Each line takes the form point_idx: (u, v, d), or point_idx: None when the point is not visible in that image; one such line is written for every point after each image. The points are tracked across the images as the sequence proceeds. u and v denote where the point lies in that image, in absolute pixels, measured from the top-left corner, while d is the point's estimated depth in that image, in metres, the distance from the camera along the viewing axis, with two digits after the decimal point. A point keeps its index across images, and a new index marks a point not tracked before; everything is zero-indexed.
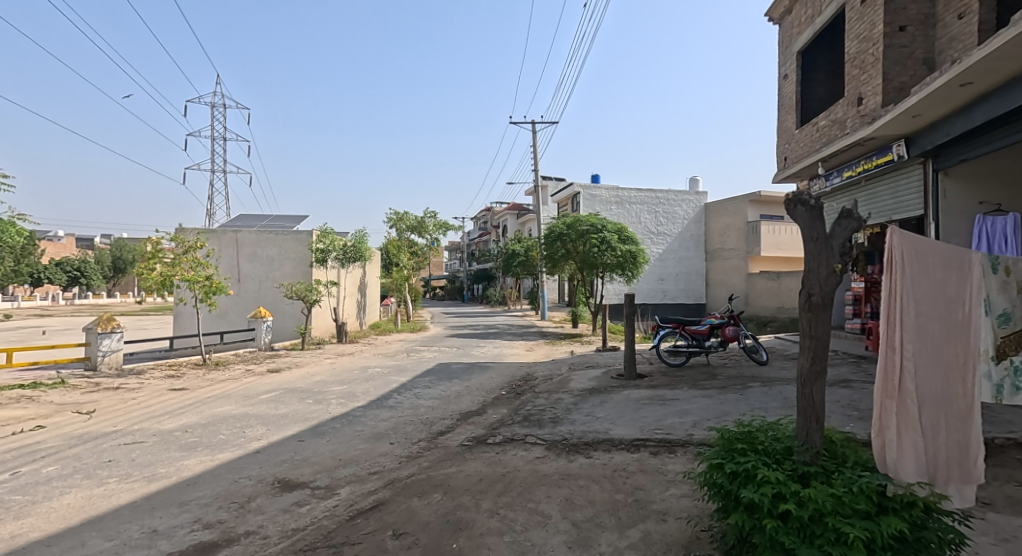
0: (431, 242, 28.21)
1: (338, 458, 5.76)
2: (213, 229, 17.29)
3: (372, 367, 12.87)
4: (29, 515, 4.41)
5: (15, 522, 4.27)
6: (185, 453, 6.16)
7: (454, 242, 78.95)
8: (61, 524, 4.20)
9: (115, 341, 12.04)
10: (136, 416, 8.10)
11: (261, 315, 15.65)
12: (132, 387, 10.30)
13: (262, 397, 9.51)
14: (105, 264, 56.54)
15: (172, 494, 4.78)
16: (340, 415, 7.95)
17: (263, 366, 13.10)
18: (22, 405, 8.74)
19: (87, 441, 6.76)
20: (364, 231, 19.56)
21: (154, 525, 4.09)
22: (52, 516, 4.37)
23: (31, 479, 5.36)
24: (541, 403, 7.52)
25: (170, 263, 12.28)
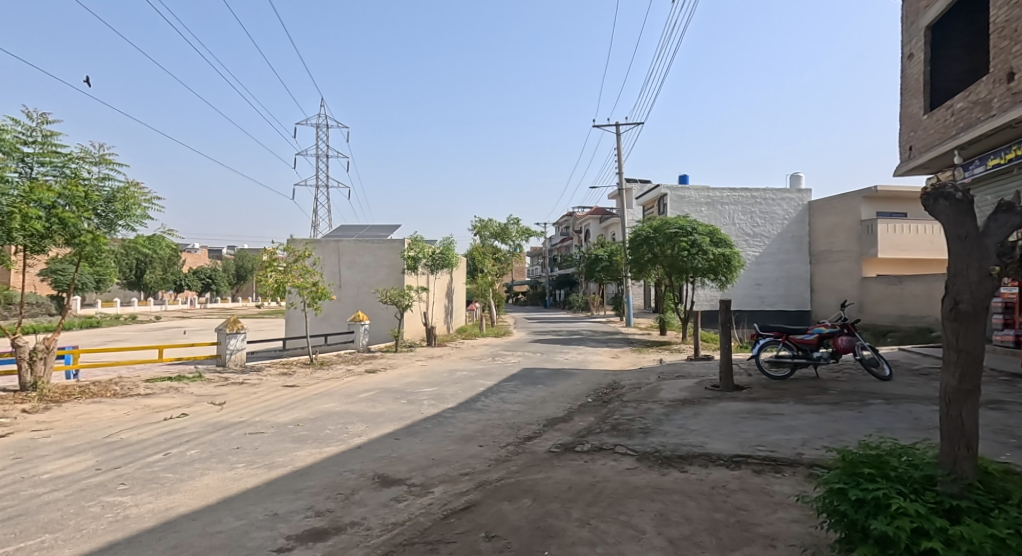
0: (515, 248, 28.59)
1: (430, 457, 5.98)
2: (318, 239, 18.74)
3: (459, 370, 13.28)
4: (178, 491, 5.02)
5: (167, 496, 4.88)
6: (297, 444, 6.69)
7: (537, 248, 79.36)
8: (201, 501, 4.72)
9: (241, 341, 13.36)
10: (258, 409, 8.92)
11: (360, 319, 16.66)
12: (253, 383, 11.36)
13: (360, 396, 10.08)
14: (231, 273, 63.21)
15: (288, 482, 5.20)
16: (432, 416, 8.24)
17: (362, 366, 13.94)
18: (169, 395, 9.95)
19: (219, 429, 7.57)
20: (452, 239, 20.13)
21: (274, 509, 4.46)
22: (194, 494, 4.92)
23: (178, 459, 6.09)
24: (630, 412, 7.34)
25: (283, 271, 13.40)
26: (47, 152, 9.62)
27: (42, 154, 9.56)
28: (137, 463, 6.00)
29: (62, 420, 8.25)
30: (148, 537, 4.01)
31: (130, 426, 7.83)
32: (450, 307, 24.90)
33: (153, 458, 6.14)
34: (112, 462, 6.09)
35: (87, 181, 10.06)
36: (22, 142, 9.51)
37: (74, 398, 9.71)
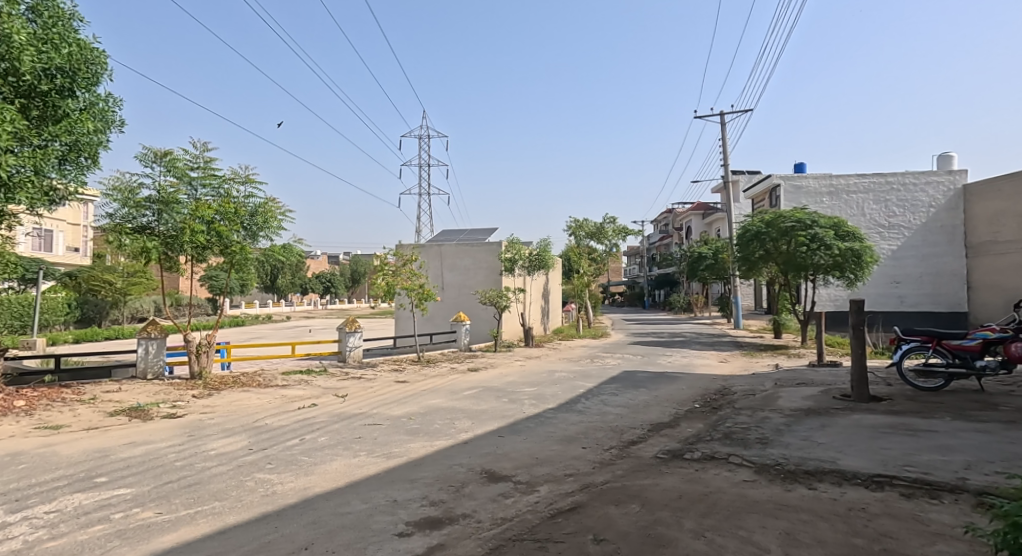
0: (611, 247, 27.99)
1: (534, 456, 6.03)
2: (422, 243, 19.71)
3: (559, 370, 13.28)
4: (312, 474, 5.54)
5: (303, 478, 5.40)
6: (410, 436, 7.07)
7: (635, 246, 77.24)
8: (330, 484, 5.16)
9: (358, 339, 14.40)
10: (374, 402, 9.57)
11: (461, 319, 17.26)
12: (368, 377, 12.20)
13: (465, 393, 10.43)
14: (346, 276, 68.51)
15: (403, 471, 5.51)
16: (534, 416, 8.30)
17: (464, 365, 14.42)
18: (300, 387, 11.00)
19: (343, 419, 8.23)
20: (548, 240, 20.15)
21: (393, 496, 4.76)
22: (325, 477, 5.40)
23: (310, 445, 6.73)
24: (745, 421, 6.87)
25: (393, 274, 14.23)
26: (207, 175, 11.05)
27: (204, 177, 11.02)
28: (278, 446, 6.72)
29: (219, 406, 9.48)
30: (288, 512, 4.48)
31: (270, 413, 8.79)
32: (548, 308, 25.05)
33: (291, 443, 6.84)
34: (259, 444, 6.89)
35: (236, 199, 11.42)
36: (189, 168, 11.02)
37: (228, 386, 11.11)
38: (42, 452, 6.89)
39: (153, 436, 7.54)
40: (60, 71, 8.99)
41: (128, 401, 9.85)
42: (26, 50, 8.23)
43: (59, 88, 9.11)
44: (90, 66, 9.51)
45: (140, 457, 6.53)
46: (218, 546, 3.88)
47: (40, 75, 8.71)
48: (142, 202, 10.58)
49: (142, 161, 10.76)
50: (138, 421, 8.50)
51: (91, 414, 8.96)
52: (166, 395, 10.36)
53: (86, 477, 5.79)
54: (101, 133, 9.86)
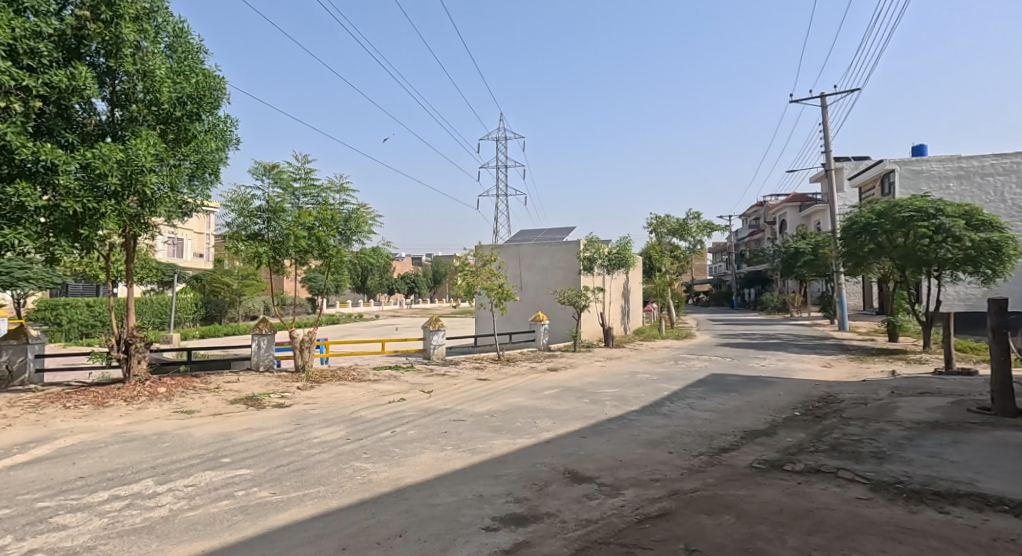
0: (695, 244, 26.84)
1: (619, 459, 5.87)
2: (501, 244, 19.97)
3: (641, 372, 12.90)
4: (402, 466, 5.76)
5: (394, 470, 5.64)
6: (493, 434, 7.16)
7: (722, 243, 73.54)
8: (419, 477, 5.34)
9: (442, 337, 14.83)
10: (458, 398, 9.81)
11: (540, 319, 17.25)
12: (451, 375, 12.51)
13: (545, 392, 10.41)
14: (428, 276, 70.97)
15: (488, 468, 5.59)
16: (617, 417, 8.11)
17: (544, 364, 14.41)
18: (388, 382, 11.51)
19: (430, 414, 8.51)
20: (628, 238, 19.69)
21: (478, 492, 4.83)
22: (414, 470, 5.60)
23: (400, 437, 7.02)
24: (854, 432, 6.28)
25: (473, 274, 14.50)
26: (307, 186, 11.84)
27: (305, 188, 11.82)
28: (370, 438, 7.08)
29: (320, 397, 10.16)
30: (383, 501, 4.75)
31: (364, 405, 9.30)
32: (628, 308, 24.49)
33: (383, 435, 7.19)
34: (356, 434, 7.32)
35: (332, 207, 12.16)
36: (292, 179, 11.86)
37: (326, 380, 11.89)
38: (179, 433, 7.83)
39: (263, 424, 8.24)
40: (191, 98, 10.42)
41: (245, 391, 10.85)
42: (165, 82, 9.86)
43: (189, 113, 10.56)
44: (213, 92, 10.84)
45: (254, 442, 7.17)
46: (323, 528, 4.23)
47: (175, 102, 10.20)
48: (254, 212, 11.53)
49: (253, 175, 11.70)
50: (254, 409, 9.35)
51: (216, 401, 9.99)
52: (275, 386, 11.29)
53: (212, 458, 6.46)
54: (222, 151, 11.15)
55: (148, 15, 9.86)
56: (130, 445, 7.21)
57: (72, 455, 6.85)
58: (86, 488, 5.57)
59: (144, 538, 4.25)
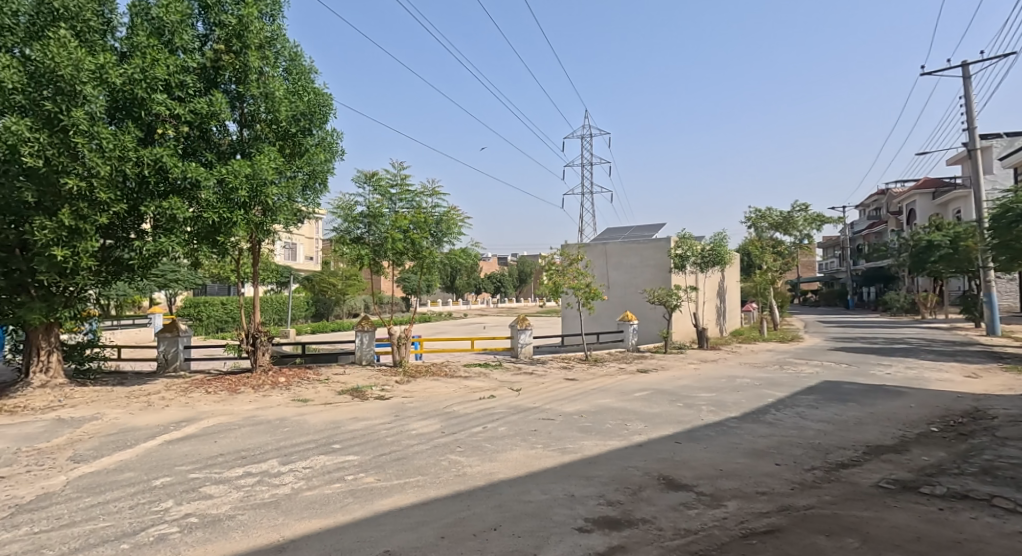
0: (802, 239, 24.80)
1: (719, 467, 5.50)
2: (588, 243, 19.66)
3: (740, 376, 12.08)
4: (494, 461, 5.82)
5: (487, 465, 5.70)
6: (583, 434, 7.02)
7: (832, 238, 67.39)
8: (512, 474, 5.35)
9: (528, 336, 14.85)
10: (547, 397, 9.75)
11: (628, 319, 16.73)
12: (539, 374, 12.48)
13: (635, 394, 10.05)
14: (515, 276, 71.76)
15: (579, 468, 5.47)
16: (715, 424, 7.63)
17: (634, 365, 13.97)
18: (478, 379, 11.70)
19: (520, 411, 8.54)
20: (724, 233, 18.59)
21: (570, 492, 4.74)
22: (506, 466, 5.63)
23: (492, 433, 7.11)
24: (1007, 455, 5.39)
25: (560, 273, 14.35)
26: (403, 191, 12.35)
27: (401, 193, 12.35)
28: (463, 432, 7.23)
29: (416, 391, 10.56)
30: (478, 493, 4.83)
31: (457, 401, 9.52)
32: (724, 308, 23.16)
33: (476, 430, 7.31)
34: (451, 428, 7.50)
35: (425, 210, 12.61)
36: (390, 185, 12.44)
37: (421, 375, 12.35)
38: (296, 418, 8.50)
39: (367, 414, 8.72)
40: (303, 115, 11.34)
41: (351, 382, 11.57)
42: (283, 102, 10.72)
43: (302, 129, 11.49)
44: (322, 108, 11.69)
45: (360, 430, 7.60)
46: (423, 516, 4.37)
47: (291, 120, 11.12)
48: (357, 217, 12.21)
49: (355, 183, 12.42)
50: (358, 399, 9.93)
51: (326, 391, 10.74)
52: (376, 379, 11.93)
53: (326, 443, 6.95)
54: (330, 162, 11.98)
55: (268, 43, 10.88)
56: (258, 428, 7.95)
57: (212, 434, 7.69)
58: (226, 463, 6.23)
59: (272, 512, 4.68)
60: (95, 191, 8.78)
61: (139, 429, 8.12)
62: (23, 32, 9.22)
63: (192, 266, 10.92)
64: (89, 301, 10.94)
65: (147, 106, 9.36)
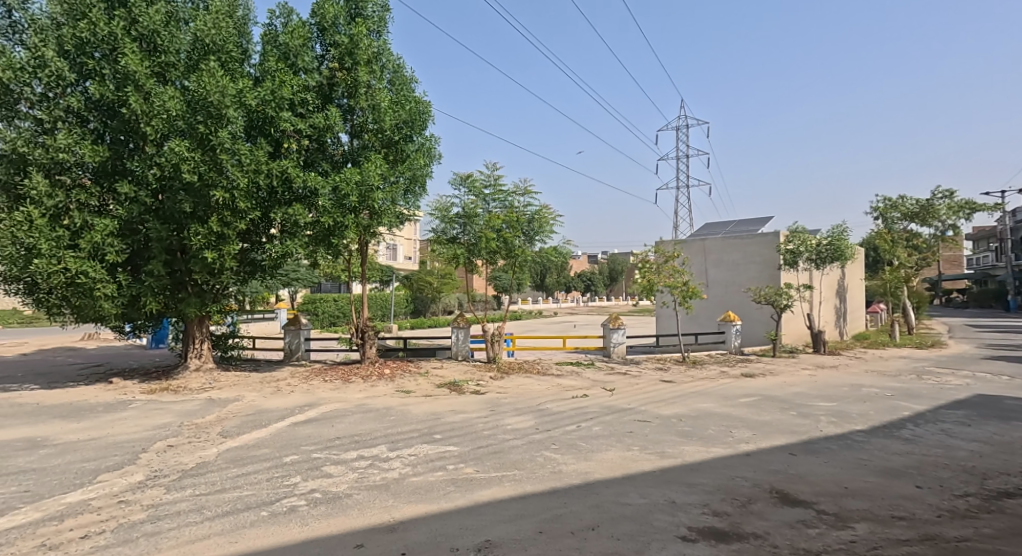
0: (944, 230, 21.71)
1: (843, 485, 4.91)
2: (685, 239, 18.63)
3: (866, 385, 10.81)
4: (590, 461, 5.67)
5: (582, 464, 5.57)
6: (683, 439, 6.62)
7: (980, 230, 58.68)
8: (608, 475, 5.17)
9: (621, 336, 14.41)
10: (643, 399, 9.36)
11: (731, 319, 15.80)
12: (634, 375, 12.04)
13: (740, 400, 9.36)
14: (605, 274, 70.38)
15: (680, 474, 5.16)
16: (836, 436, 6.86)
17: (738, 369, 13.04)
18: (571, 378, 11.55)
19: (615, 412, 8.27)
20: (844, 226, 16.78)
21: (672, 498, 4.48)
22: (602, 466, 5.46)
23: (586, 432, 6.94)
24: None
25: (654, 271, 13.79)
26: (496, 191, 12.51)
27: (495, 194, 12.51)
28: (558, 430, 7.13)
29: (510, 388, 10.63)
30: (575, 491, 4.73)
31: (550, 398, 9.45)
32: (844, 310, 20.93)
33: (570, 428, 7.19)
34: (545, 425, 7.44)
35: (518, 209, 12.70)
36: (484, 186, 12.65)
37: (515, 372, 12.45)
38: (401, 408, 8.92)
39: (465, 407, 8.93)
40: (405, 123, 11.82)
41: (450, 376, 11.94)
42: (388, 112, 11.25)
43: (405, 137, 12.01)
44: (422, 115, 12.15)
45: (459, 422, 7.78)
46: (521, 510, 4.36)
47: (395, 128, 11.62)
48: (454, 218, 12.54)
49: (452, 185, 12.84)
50: (456, 393, 10.21)
51: (426, 383, 11.17)
52: (472, 374, 12.20)
53: (428, 433, 7.20)
54: (429, 166, 12.44)
55: (375, 58, 11.54)
56: (368, 415, 8.43)
57: (330, 419, 8.29)
58: (342, 446, 6.67)
59: (382, 494, 4.93)
60: (236, 202, 9.82)
61: (270, 411, 8.98)
62: (183, 66, 10.48)
63: (311, 268, 11.74)
64: (232, 297, 12.28)
65: (276, 123, 10.43)
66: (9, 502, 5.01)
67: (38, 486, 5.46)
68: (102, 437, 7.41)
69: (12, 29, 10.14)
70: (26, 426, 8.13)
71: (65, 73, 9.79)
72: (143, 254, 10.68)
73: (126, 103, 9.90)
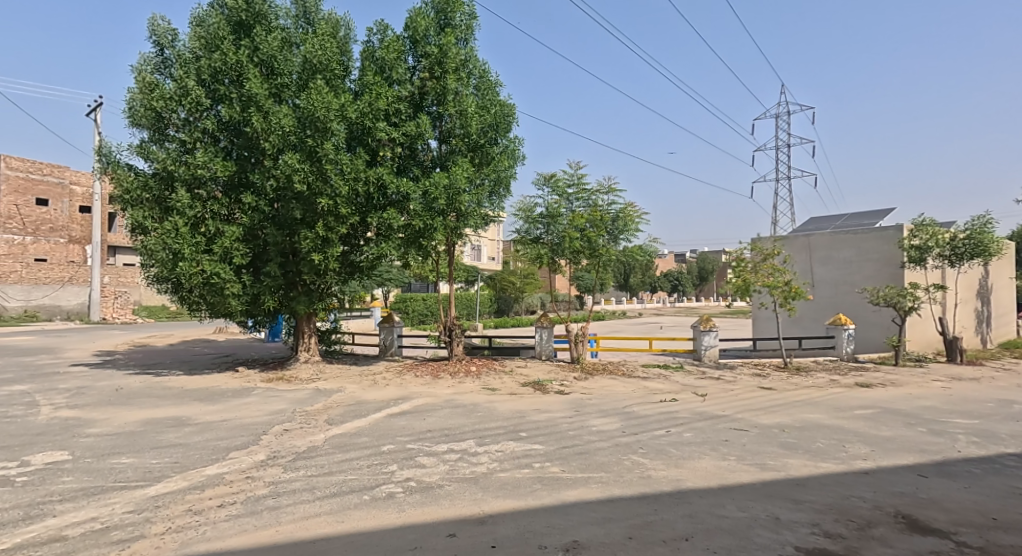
0: None
1: (990, 515, 4.16)
2: (787, 236, 17.28)
3: (1015, 402, 9.23)
4: (682, 468, 5.31)
5: (674, 470, 5.24)
6: (787, 451, 6.00)
7: None
8: (702, 484, 4.83)
9: (712, 338, 13.51)
10: (739, 406, 8.64)
11: (842, 322, 14.38)
12: (728, 380, 11.19)
13: (854, 412, 8.33)
14: (694, 274, 67.18)
15: (785, 489, 4.68)
16: (978, 459, 5.86)
17: (851, 378, 11.70)
18: (660, 381, 10.97)
19: (708, 418, 7.69)
20: (989, 217, 14.47)
21: (775, 514, 4.08)
22: (695, 474, 5.12)
23: (677, 438, 6.52)
24: None
25: (751, 270, 12.78)
26: (581, 190, 12.22)
27: (579, 193, 12.23)
28: (646, 434, 6.75)
29: (596, 389, 10.27)
30: (667, 498, 4.43)
31: (636, 401, 9.01)
32: (986, 314, 18.18)
33: (660, 433, 6.79)
34: (632, 428, 7.07)
35: (601, 208, 12.33)
36: (567, 185, 12.41)
37: (600, 373, 12.07)
38: (486, 405, 8.92)
39: (551, 407, 8.74)
40: (491, 126, 11.91)
41: (534, 375, 11.81)
42: (474, 116, 11.36)
43: (490, 139, 12.09)
44: (506, 118, 12.15)
45: (545, 422, 7.61)
46: (609, 512, 4.17)
47: (481, 131, 11.71)
48: (537, 218, 12.39)
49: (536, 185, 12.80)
50: (541, 392, 10.05)
51: (512, 382, 11.12)
52: (556, 374, 11.99)
53: (514, 430, 7.10)
54: (513, 168, 12.39)
55: (462, 65, 11.71)
56: (456, 411, 8.50)
57: (422, 412, 8.47)
58: (433, 438, 6.77)
59: (473, 487, 4.91)
60: (339, 208, 10.34)
61: (369, 402, 9.36)
62: (294, 86, 11.24)
63: (404, 269, 12.08)
64: (335, 296, 12.96)
65: (373, 133, 10.89)
66: (162, 471, 5.64)
67: (185, 459, 6.08)
68: (234, 419, 8.12)
69: (164, 65, 11.73)
70: (173, 406, 9.13)
71: (202, 98, 10.91)
72: (262, 258, 11.56)
73: (249, 122, 10.84)
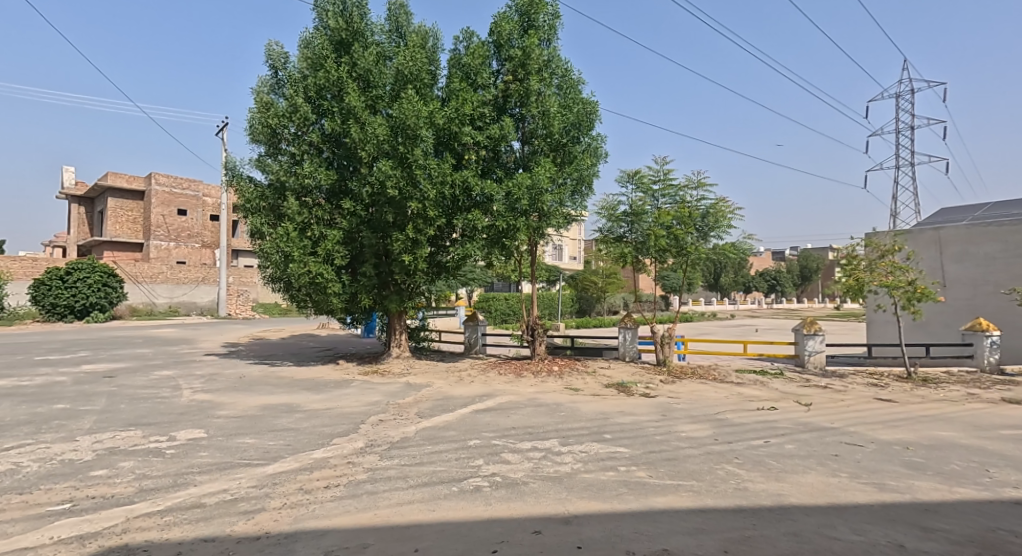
0: None
1: None
2: (910, 230, 13.85)
3: None
4: (785, 481, 4.01)
5: (771, 482, 3.96)
6: (912, 472, 4.36)
7: None
8: (807, 501, 3.58)
9: (819, 343, 11.15)
10: (852, 418, 6.59)
11: (983, 327, 11.27)
12: (838, 389, 8.99)
13: (1002, 433, 6.03)
14: (794, 273, 61.18)
15: (911, 513, 3.41)
16: None
17: (999, 393, 8.92)
18: (755, 387, 9.04)
19: (812, 430, 5.87)
20: None
21: (900, 540, 2.97)
22: (799, 488, 3.85)
23: (777, 450, 4.94)
24: None
25: (866, 269, 10.26)
26: (666, 186, 10.43)
27: (664, 189, 10.44)
28: (738, 443, 5.18)
29: (684, 392, 8.55)
30: (764, 513, 3.32)
31: (730, 407, 7.19)
32: None
33: (756, 443, 5.20)
34: (725, 436, 5.45)
35: (690, 204, 10.54)
36: (652, 181, 10.66)
37: (689, 375, 10.22)
38: (572, 405, 7.51)
39: (635, 409, 7.12)
40: (572, 126, 10.47)
41: (618, 377, 10.15)
42: (557, 117, 10.02)
43: (572, 139, 10.62)
44: (590, 117, 10.67)
45: (629, 425, 6.01)
46: (702, 523, 3.15)
47: (564, 131, 10.33)
48: (620, 216, 10.74)
49: (619, 183, 11.21)
50: (626, 394, 8.45)
51: (595, 382, 9.58)
52: (641, 376, 10.32)
53: (597, 431, 5.65)
54: (596, 167, 10.85)
55: (545, 66, 10.38)
56: (540, 410, 7.13)
57: (505, 410, 7.18)
58: (519, 435, 5.47)
59: (558, 486, 3.80)
60: (427, 212, 9.48)
61: (456, 398, 8.25)
62: (388, 97, 10.38)
63: (487, 269, 10.93)
64: (423, 296, 12.01)
65: (460, 138, 9.87)
66: (280, 451, 4.90)
67: (296, 442, 5.28)
68: (338, 408, 7.28)
69: (278, 85, 11.34)
70: (286, 394, 8.52)
71: (307, 111, 10.38)
72: (360, 258, 10.91)
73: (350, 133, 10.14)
